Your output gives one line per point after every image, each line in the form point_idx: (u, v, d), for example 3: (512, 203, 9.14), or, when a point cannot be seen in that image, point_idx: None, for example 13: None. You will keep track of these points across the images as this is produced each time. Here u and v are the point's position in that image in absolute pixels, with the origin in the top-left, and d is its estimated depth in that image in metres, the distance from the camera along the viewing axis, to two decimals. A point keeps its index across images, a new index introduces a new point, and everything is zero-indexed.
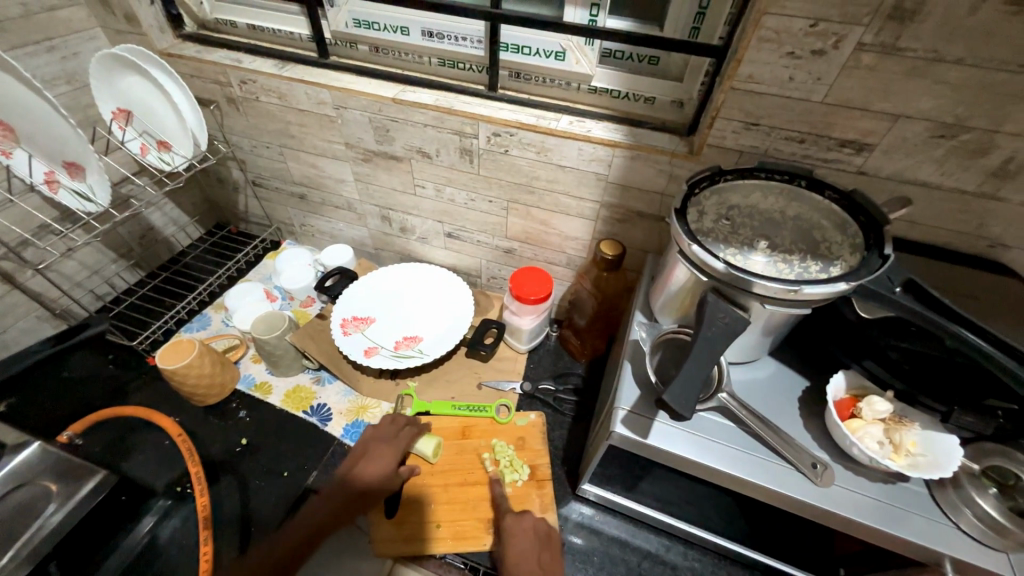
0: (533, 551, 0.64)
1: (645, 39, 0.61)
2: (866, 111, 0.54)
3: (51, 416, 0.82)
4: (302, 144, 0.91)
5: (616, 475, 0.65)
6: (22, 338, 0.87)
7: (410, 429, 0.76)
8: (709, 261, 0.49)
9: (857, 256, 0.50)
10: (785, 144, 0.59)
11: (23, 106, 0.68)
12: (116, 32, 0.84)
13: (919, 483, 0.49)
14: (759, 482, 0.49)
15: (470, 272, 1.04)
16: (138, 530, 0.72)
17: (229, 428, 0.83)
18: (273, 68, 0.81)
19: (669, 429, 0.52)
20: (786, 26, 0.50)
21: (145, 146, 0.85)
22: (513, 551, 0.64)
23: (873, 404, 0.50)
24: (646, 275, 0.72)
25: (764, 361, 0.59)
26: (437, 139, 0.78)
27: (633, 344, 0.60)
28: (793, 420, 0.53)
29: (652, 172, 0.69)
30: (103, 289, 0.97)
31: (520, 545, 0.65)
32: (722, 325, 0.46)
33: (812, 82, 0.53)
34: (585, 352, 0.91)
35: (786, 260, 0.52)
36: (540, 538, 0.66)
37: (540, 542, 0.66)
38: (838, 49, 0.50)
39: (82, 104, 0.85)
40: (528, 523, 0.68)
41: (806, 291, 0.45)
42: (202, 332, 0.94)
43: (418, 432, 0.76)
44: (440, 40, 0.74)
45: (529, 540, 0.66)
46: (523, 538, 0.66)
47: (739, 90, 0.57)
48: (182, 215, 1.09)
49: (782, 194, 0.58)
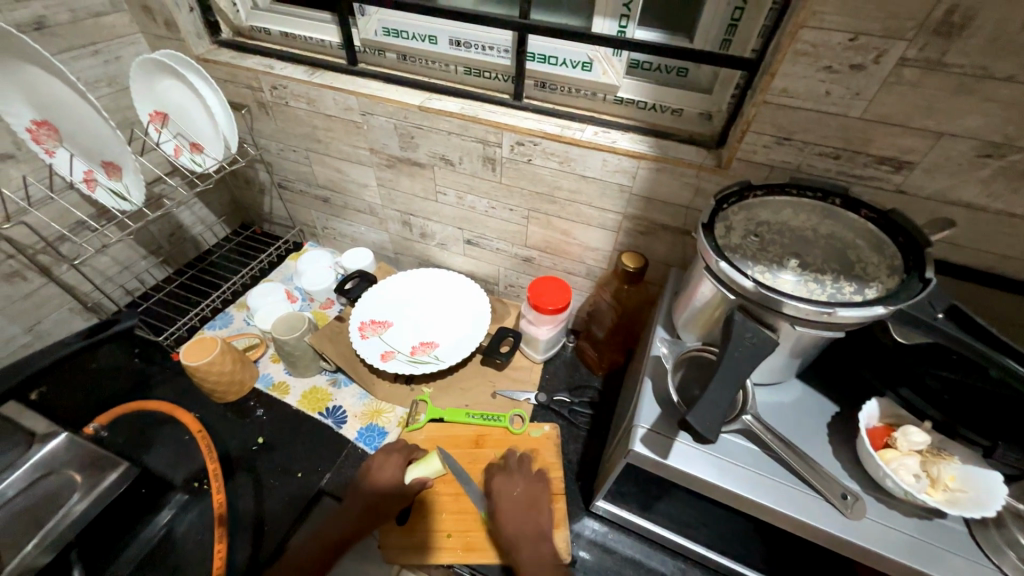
0: (519, 510, 0.68)
1: (674, 52, 0.61)
2: (907, 128, 0.52)
3: (78, 407, 0.84)
4: (327, 148, 0.92)
5: (632, 494, 0.64)
6: (55, 329, 0.90)
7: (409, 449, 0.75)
8: (737, 278, 0.47)
9: (895, 278, 0.48)
10: (819, 159, 0.58)
11: (66, 107, 0.70)
12: (155, 38, 0.88)
13: (959, 522, 0.46)
14: (784, 511, 0.47)
15: (488, 279, 1.04)
16: (155, 522, 0.74)
17: (246, 426, 0.84)
18: (303, 74, 0.82)
19: (690, 449, 0.51)
20: (824, 40, 0.49)
21: (178, 147, 0.87)
22: (501, 508, 0.68)
23: (908, 434, 0.48)
24: (668, 289, 0.70)
25: (792, 384, 0.57)
26: (461, 147, 0.79)
27: (653, 360, 0.59)
28: (822, 447, 0.51)
29: (678, 185, 0.68)
30: (133, 284, 1.00)
31: (508, 501, 0.69)
32: (750, 344, 0.45)
33: (850, 97, 0.52)
34: (602, 365, 0.90)
35: (817, 280, 0.50)
36: (531, 500, 0.70)
37: (529, 502, 0.69)
38: (879, 64, 0.48)
39: (121, 106, 0.89)
40: (519, 481, 0.72)
41: (841, 313, 0.43)
42: (224, 330, 0.96)
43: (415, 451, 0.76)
44: (467, 49, 0.75)
45: (518, 495, 0.70)
46: (511, 494, 0.70)
47: (772, 104, 0.55)
48: (210, 214, 1.11)
49: (814, 211, 0.56)
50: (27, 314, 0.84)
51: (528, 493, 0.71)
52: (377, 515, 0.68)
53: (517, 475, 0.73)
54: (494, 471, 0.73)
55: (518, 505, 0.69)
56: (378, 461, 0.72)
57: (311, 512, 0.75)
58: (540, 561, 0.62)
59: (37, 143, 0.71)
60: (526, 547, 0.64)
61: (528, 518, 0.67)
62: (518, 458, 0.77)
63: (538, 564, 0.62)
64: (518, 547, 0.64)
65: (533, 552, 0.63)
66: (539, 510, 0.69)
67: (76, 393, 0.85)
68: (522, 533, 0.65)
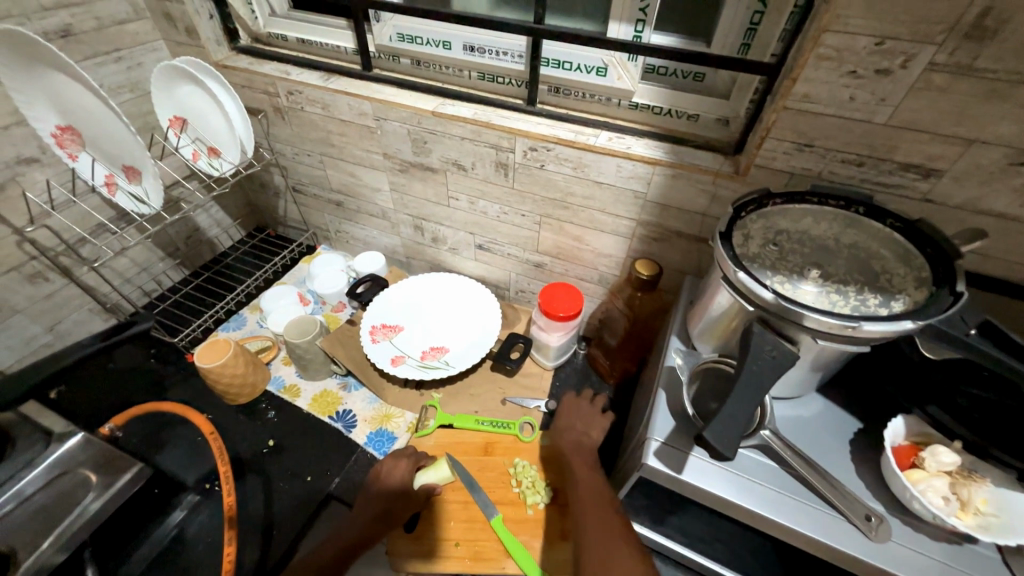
0: (576, 412, 0.76)
1: (692, 56, 0.60)
2: (935, 135, 0.50)
3: (95, 406, 0.86)
4: (341, 153, 0.93)
5: (644, 507, 0.62)
6: (75, 329, 0.92)
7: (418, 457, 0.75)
8: (757, 289, 0.46)
9: (923, 292, 0.46)
10: (841, 167, 0.56)
11: (87, 112, 0.72)
12: (176, 44, 0.89)
13: (991, 547, 0.43)
14: (804, 531, 0.45)
15: (499, 284, 1.03)
16: (167, 523, 0.74)
17: (258, 428, 0.84)
18: (318, 80, 0.83)
19: (706, 464, 0.49)
20: (849, 44, 0.47)
21: (197, 152, 0.89)
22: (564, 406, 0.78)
23: (938, 454, 0.46)
24: (683, 297, 0.69)
25: (811, 398, 0.55)
26: (474, 152, 0.79)
27: (668, 370, 0.58)
28: (843, 465, 0.49)
29: (694, 192, 0.67)
30: (150, 285, 1.02)
31: (572, 404, 0.78)
32: (769, 359, 0.43)
33: (875, 103, 0.50)
34: (614, 373, 0.88)
35: (840, 291, 0.48)
36: (596, 403, 0.77)
37: (587, 412, 0.76)
38: (906, 69, 0.47)
39: (142, 111, 0.90)
40: (592, 393, 0.80)
41: (866, 328, 0.42)
42: (237, 332, 0.97)
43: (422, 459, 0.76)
44: (481, 54, 0.74)
45: (586, 401, 0.78)
46: (579, 399, 0.78)
47: (793, 110, 0.54)
48: (226, 217, 1.13)
49: (836, 220, 0.54)
50: (48, 314, 0.86)
51: (590, 404, 0.78)
52: (390, 517, 0.68)
53: (592, 390, 0.80)
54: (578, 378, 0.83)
55: (582, 408, 0.77)
56: (387, 465, 0.73)
57: (319, 517, 0.75)
58: (575, 452, 0.70)
59: (62, 147, 0.74)
60: (570, 437, 0.73)
61: (586, 414, 0.76)
62: (527, 467, 0.76)
63: (575, 446, 0.71)
64: (562, 434, 0.74)
65: (572, 441, 0.72)
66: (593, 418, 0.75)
67: (93, 392, 0.87)
68: (572, 425, 0.74)
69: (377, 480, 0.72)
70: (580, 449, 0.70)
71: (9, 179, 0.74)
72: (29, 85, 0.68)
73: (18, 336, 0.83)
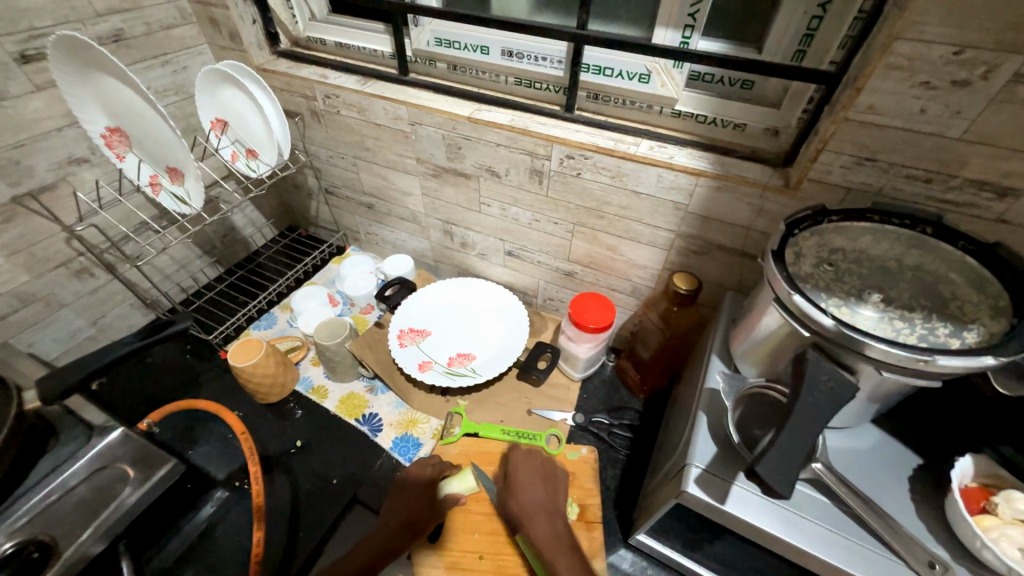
0: (535, 487, 0.70)
1: (743, 64, 0.57)
2: (1016, 151, 0.46)
3: (132, 399, 0.88)
4: (375, 157, 0.93)
5: (677, 532, 0.60)
6: (116, 323, 0.95)
7: (444, 466, 0.75)
8: (814, 314, 0.43)
9: (1001, 323, 0.43)
10: (906, 183, 0.52)
11: (135, 115, 0.74)
12: (220, 49, 0.91)
13: None
14: (859, 574, 0.42)
15: (527, 291, 1.02)
16: (197, 518, 0.76)
17: (286, 427, 0.85)
18: (355, 84, 0.84)
19: (751, 496, 0.47)
20: (923, 53, 0.44)
21: (235, 153, 0.90)
22: (519, 479, 0.71)
23: (1013, 500, 0.42)
24: (723, 315, 0.66)
25: (865, 429, 0.52)
26: (508, 159, 0.77)
27: (709, 392, 0.55)
28: (905, 505, 0.46)
29: (739, 204, 0.64)
30: (188, 282, 1.05)
31: (525, 479, 0.71)
32: (826, 389, 0.40)
33: (949, 116, 0.46)
34: (644, 387, 0.86)
35: (905, 318, 0.45)
36: (549, 470, 0.73)
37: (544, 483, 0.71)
38: (987, 80, 0.43)
39: (186, 113, 0.93)
40: (538, 462, 0.74)
41: (940, 362, 0.39)
42: (268, 331, 0.99)
43: (448, 468, 0.75)
44: (520, 60, 0.73)
45: (536, 475, 0.72)
46: (528, 474, 0.72)
47: (854, 122, 0.51)
48: (260, 217, 1.15)
49: (899, 240, 0.51)
50: (92, 308, 0.90)
51: (543, 475, 0.72)
52: (413, 528, 0.69)
53: (534, 457, 0.75)
54: (513, 449, 0.76)
55: (535, 483, 0.71)
56: (412, 473, 0.73)
57: (343, 520, 0.75)
58: (548, 539, 0.64)
59: (111, 148, 0.76)
60: (538, 522, 0.66)
61: (537, 489, 0.70)
62: None
63: (546, 537, 0.64)
64: (529, 526, 0.66)
65: (544, 527, 0.65)
66: (553, 489, 0.71)
67: (133, 385, 0.90)
68: (537, 508, 0.68)
69: (402, 488, 0.73)
70: (555, 537, 0.64)
71: (60, 179, 0.77)
72: (83, 89, 0.71)
73: (64, 329, 0.87)
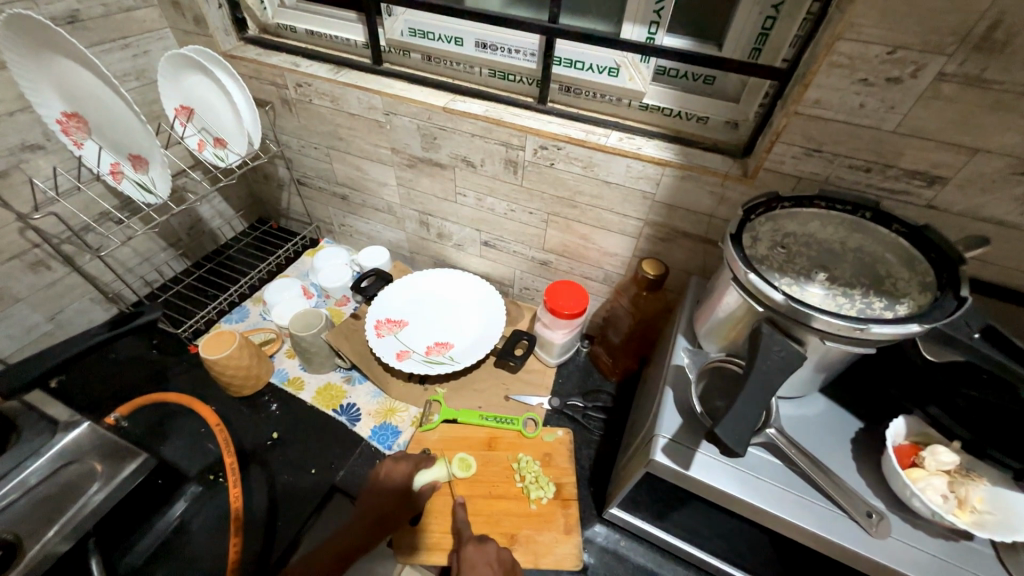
0: None
1: (704, 59, 0.60)
2: (941, 143, 0.51)
3: (95, 397, 0.85)
4: (348, 146, 0.93)
5: (648, 503, 0.64)
6: (76, 318, 0.91)
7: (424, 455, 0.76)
8: (767, 291, 0.47)
9: (928, 295, 0.48)
10: (848, 172, 0.57)
11: (94, 101, 0.72)
12: (183, 33, 0.89)
13: (987, 544, 0.45)
14: (805, 525, 0.47)
15: (503, 281, 1.04)
16: (169, 514, 0.74)
17: (261, 420, 0.85)
18: (328, 73, 0.83)
19: (713, 461, 0.51)
20: (861, 52, 0.48)
21: (202, 142, 0.88)
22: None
23: (937, 453, 0.48)
24: (688, 298, 0.70)
25: (814, 398, 0.57)
26: (483, 149, 0.79)
27: (675, 369, 0.59)
28: (848, 465, 0.50)
29: (702, 193, 0.68)
30: (152, 276, 1.02)
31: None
32: (778, 358, 0.44)
33: (885, 111, 0.51)
34: (616, 370, 0.90)
35: (846, 294, 0.50)
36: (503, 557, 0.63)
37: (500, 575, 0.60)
38: (916, 78, 0.48)
39: (148, 100, 0.90)
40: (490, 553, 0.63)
41: (874, 330, 0.43)
42: (240, 324, 0.97)
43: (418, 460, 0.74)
44: (493, 51, 0.75)
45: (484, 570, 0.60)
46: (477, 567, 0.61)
47: (804, 116, 0.55)
48: (229, 208, 1.12)
49: (842, 225, 0.56)
50: (50, 302, 0.86)
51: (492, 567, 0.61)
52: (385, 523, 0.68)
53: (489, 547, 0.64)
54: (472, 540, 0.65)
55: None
56: (387, 467, 0.72)
57: (324, 509, 0.75)
58: None
59: (67, 134, 0.73)
60: None
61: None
62: (530, 462, 0.77)
63: None
64: None
65: None
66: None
67: (96, 381, 0.87)
68: None
69: (377, 481, 0.71)
70: None
71: (12, 166, 0.73)
72: (36, 71, 0.67)
73: (18, 325, 0.83)
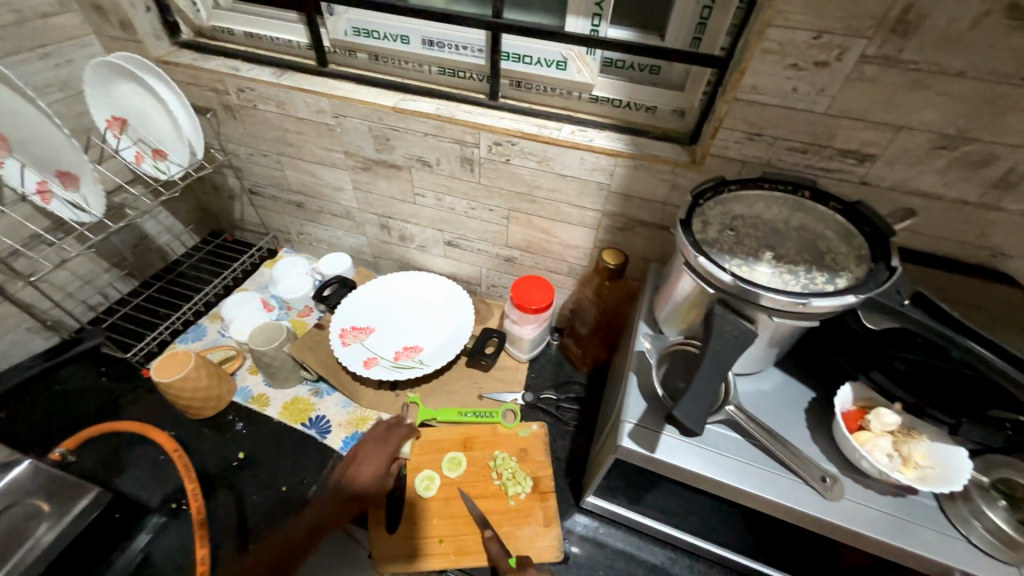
0: None
1: (646, 50, 0.61)
2: (869, 123, 0.54)
3: (40, 433, 0.80)
4: (300, 152, 0.90)
5: (622, 488, 0.65)
6: (11, 351, 0.85)
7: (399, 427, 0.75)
8: (716, 273, 0.48)
9: (864, 267, 0.50)
10: (788, 154, 0.59)
11: (13, 114, 0.65)
12: (110, 39, 0.83)
13: (930, 497, 0.49)
14: (767, 496, 0.49)
15: (470, 280, 1.03)
16: (131, 548, 0.71)
17: (226, 441, 0.81)
18: (271, 76, 0.80)
19: (678, 442, 0.52)
20: (790, 38, 0.50)
21: (140, 154, 0.83)
22: None
23: (881, 416, 0.50)
24: (648, 284, 0.72)
25: (770, 373, 0.59)
26: (438, 148, 0.78)
27: (637, 355, 0.60)
28: (802, 434, 0.53)
29: (655, 181, 0.69)
30: (96, 299, 0.96)
31: None
32: (730, 337, 0.46)
33: (815, 94, 0.53)
34: (586, 361, 0.91)
35: (792, 271, 0.52)
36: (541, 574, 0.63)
37: None
38: (841, 61, 0.50)
39: (75, 112, 0.84)
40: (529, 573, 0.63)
41: (814, 303, 0.45)
42: (197, 343, 0.93)
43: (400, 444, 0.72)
44: (441, 49, 0.74)
45: None
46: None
47: (742, 101, 0.56)
48: (177, 223, 1.07)
49: (785, 204, 0.58)
50: None
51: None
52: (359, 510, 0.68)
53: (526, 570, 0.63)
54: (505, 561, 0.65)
55: None
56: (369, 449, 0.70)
57: None
58: None
59: None
60: None
61: None
62: (506, 458, 0.77)
63: None
64: None
65: None
66: None
67: (39, 416, 0.81)
68: None
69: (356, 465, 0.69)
70: None
71: None
72: None
73: None
